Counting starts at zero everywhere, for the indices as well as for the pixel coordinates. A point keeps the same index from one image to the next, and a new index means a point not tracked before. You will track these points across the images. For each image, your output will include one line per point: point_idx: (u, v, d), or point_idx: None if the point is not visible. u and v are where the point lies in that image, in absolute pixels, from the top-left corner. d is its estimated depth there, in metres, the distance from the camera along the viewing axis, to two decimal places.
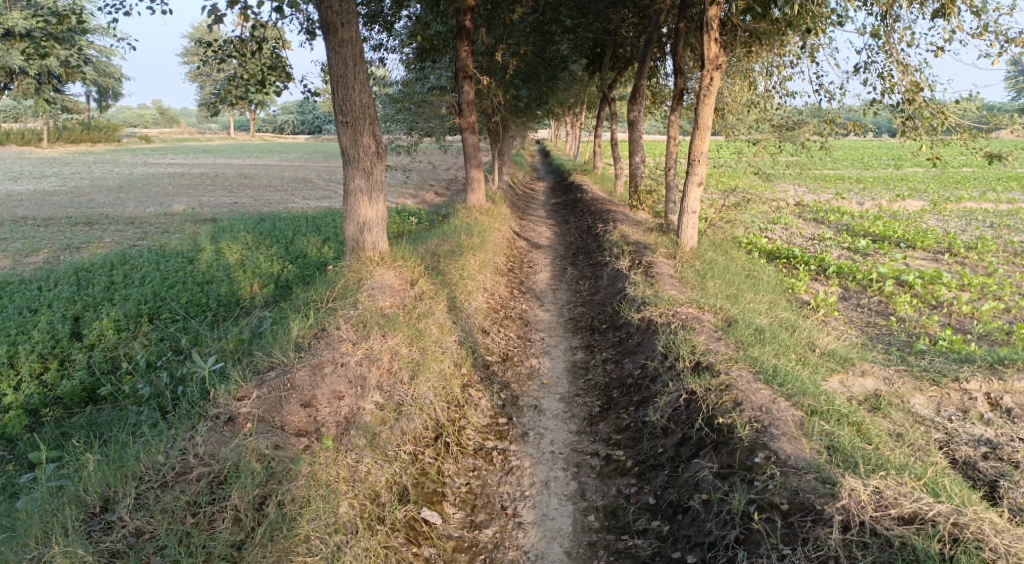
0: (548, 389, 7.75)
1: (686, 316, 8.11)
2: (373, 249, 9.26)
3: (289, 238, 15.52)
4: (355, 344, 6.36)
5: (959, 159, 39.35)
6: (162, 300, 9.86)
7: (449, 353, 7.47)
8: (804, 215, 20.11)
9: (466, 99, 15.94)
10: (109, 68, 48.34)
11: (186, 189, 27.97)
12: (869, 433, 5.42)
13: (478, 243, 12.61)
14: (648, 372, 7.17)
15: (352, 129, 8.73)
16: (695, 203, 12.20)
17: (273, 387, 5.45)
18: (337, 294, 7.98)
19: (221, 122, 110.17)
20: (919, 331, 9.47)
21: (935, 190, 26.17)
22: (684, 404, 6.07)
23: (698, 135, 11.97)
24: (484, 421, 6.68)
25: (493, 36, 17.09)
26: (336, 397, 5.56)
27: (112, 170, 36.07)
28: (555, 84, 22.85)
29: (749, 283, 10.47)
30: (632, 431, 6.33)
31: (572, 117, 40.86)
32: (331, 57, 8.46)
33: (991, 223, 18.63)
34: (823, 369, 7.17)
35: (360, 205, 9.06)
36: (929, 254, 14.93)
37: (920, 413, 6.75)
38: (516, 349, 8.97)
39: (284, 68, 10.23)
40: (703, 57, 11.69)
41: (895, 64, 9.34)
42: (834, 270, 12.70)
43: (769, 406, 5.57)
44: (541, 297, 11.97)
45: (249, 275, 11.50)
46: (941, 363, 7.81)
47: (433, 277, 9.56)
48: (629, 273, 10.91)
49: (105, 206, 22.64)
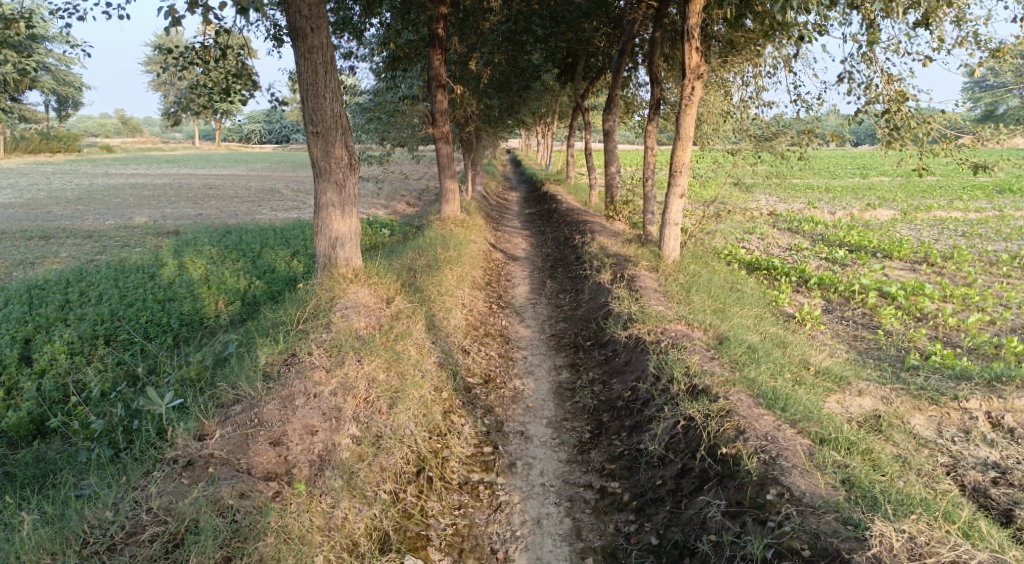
0: (534, 413, 7.34)
1: (676, 334, 7.78)
2: (346, 265, 8.77)
3: (257, 251, 14.93)
4: (327, 371, 5.88)
5: (924, 167, 40.06)
6: (119, 320, 9.26)
7: (428, 377, 7.02)
8: (779, 225, 20.10)
9: (439, 109, 15.53)
10: (67, 75, 46.83)
11: (149, 200, 27.04)
12: (880, 463, 5.16)
13: (455, 256, 12.18)
14: (639, 394, 6.81)
15: (323, 139, 8.27)
16: (677, 214, 11.91)
17: (237, 424, 4.96)
18: (308, 315, 7.48)
19: (184, 131, 107.90)
20: (907, 344, 9.30)
21: (903, 199, 26.50)
22: (683, 431, 5.72)
23: (680, 145, 11.69)
24: (468, 451, 6.25)
25: (466, 45, 16.75)
26: (309, 432, 5.09)
27: (72, 180, 34.89)
28: (527, 93, 22.58)
29: (735, 296, 10.22)
30: (627, 460, 5.96)
31: (543, 126, 40.71)
32: (301, 65, 8.02)
33: (963, 232, 18.81)
34: (821, 389, 6.91)
35: (333, 219, 8.57)
36: (907, 264, 14.94)
37: (922, 435, 6.54)
38: (497, 369, 8.54)
39: (249, 76, 9.71)
40: (684, 67, 11.42)
41: (877, 73, 9.20)
42: (815, 281, 12.56)
43: (774, 434, 5.25)
44: (521, 312, 11.57)
45: (214, 291, 10.92)
46: (937, 381, 7.63)
47: (410, 295, 9.10)
48: (612, 287, 10.57)
49: (62, 219, 21.70)
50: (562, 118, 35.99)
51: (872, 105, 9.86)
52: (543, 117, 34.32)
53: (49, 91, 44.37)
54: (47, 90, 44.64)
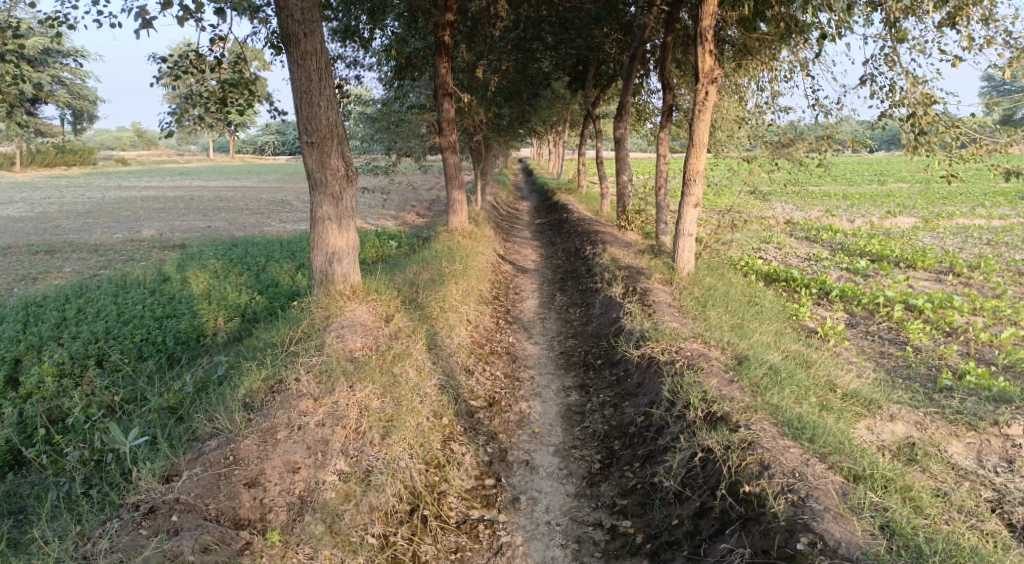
0: (540, 440, 6.87)
1: (691, 353, 7.29)
2: (344, 281, 8.35)
3: (261, 264, 14.62)
4: (315, 401, 5.48)
5: (944, 173, 39.26)
6: (114, 339, 8.93)
7: (426, 403, 6.59)
8: (796, 234, 19.53)
9: (445, 117, 15.14)
10: (82, 89, 47.15)
11: (159, 213, 26.89)
12: (921, 503, 4.65)
13: (461, 270, 11.74)
14: (653, 420, 6.32)
15: (318, 150, 7.89)
16: (691, 224, 11.37)
17: (210, 463, 4.58)
18: (299, 336, 7.07)
19: (199, 142, 108.49)
20: (938, 362, 8.75)
21: (923, 206, 25.77)
22: (701, 465, 5.23)
23: (693, 153, 11.18)
24: (467, 484, 5.79)
25: (473, 53, 16.38)
26: (290, 471, 4.73)
27: (86, 193, 34.92)
28: (538, 101, 22.16)
29: (753, 311, 9.69)
30: (640, 496, 5.49)
31: (555, 134, 40.32)
32: (294, 72, 7.66)
33: (988, 240, 18.12)
34: (850, 415, 6.39)
35: (330, 233, 8.17)
36: (932, 275, 14.32)
37: (960, 464, 6.03)
38: (503, 391, 8.08)
39: (247, 84, 9.41)
40: (697, 71, 10.92)
41: (900, 76, 8.63)
42: (837, 294, 11.99)
43: (803, 469, 4.76)
44: (529, 328, 11.11)
45: (214, 307, 10.58)
46: (975, 404, 7.08)
47: (411, 312, 8.67)
48: (624, 301, 10.10)
49: (70, 232, 21.56)
50: (574, 126, 35.57)
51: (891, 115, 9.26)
52: (554, 126, 33.96)
53: (64, 104, 44.71)
54: (62, 103, 44.98)
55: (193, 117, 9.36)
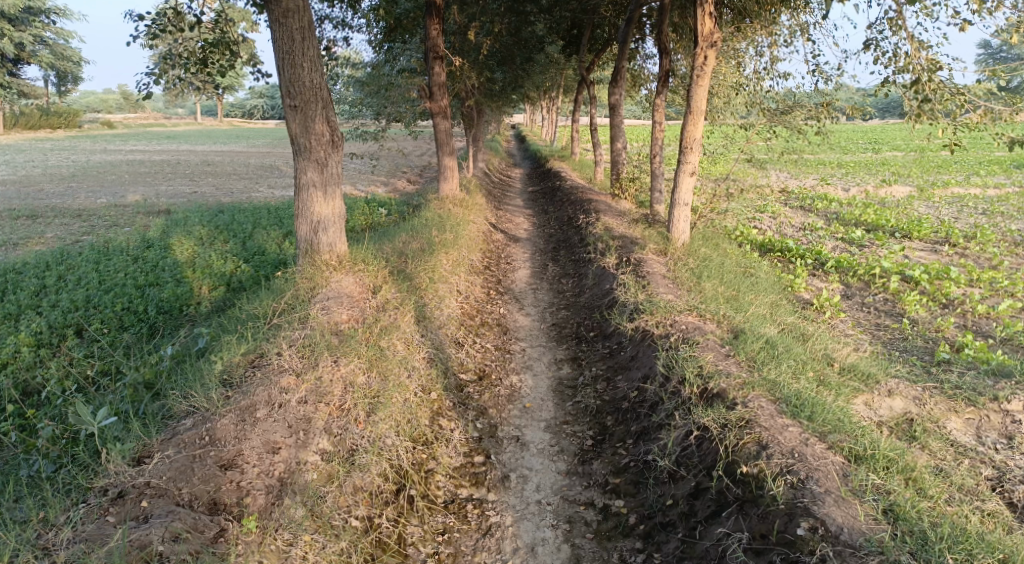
0: (531, 415, 6.70)
1: (686, 327, 7.10)
2: (330, 251, 8.07)
3: (248, 231, 14.29)
4: (297, 377, 5.28)
5: (940, 141, 38.92)
6: (94, 308, 8.68)
7: (414, 377, 6.40)
8: (790, 203, 19.29)
9: (436, 82, 14.71)
10: (66, 50, 46.04)
11: (144, 178, 26.29)
12: (923, 485, 4.53)
13: (451, 239, 11.45)
14: (646, 396, 6.17)
15: (302, 113, 7.54)
16: (687, 194, 11.08)
17: (183, 444, 4.40)
18: (282, 308, 6.84)
19: (187, 106, 106.68)
20: (935, 335, 8.63)
21: (918, 175, 25.53)
22: (696, 443, 5.09)
23: (690, 120, 10.84)
24: (456, 462, 5.63)
25: (465, 15, 15.86)
26: (269, 452, 4.56)
27: (70, 157, 34.13)
28: (531, 66, 21.64)
29: (748, 282, 9.49)
30: (633, 474, 5.36)
31: (548, 100, 39.69)
32: (274, 32, 7.30)
33: (984, 210, 17.96)
34: (848, 390, 6.26)
35: (314, 201, 7.87)
36: (928, 245, 14.17)
37: (958, 441, 5.93)
38: (493, 364, 7.90)
39: (227, 44, 8.95)
40: (696, 34, 10.53)
41: (904, 41, 8.22)
42: (833, 264, 11.80)
43: (802, 449, 4.62)
44: (520, 299, 10.89)
45: (198, 275, 10.31)
46: (973, 379, 6.96)
47: (399, 282, 8.42)
48: (617, 272, 9.89)
49: (53, 197, 21.04)
50: (567, 91, 34.96)
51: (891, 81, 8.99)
52: (547, 91, 33.32)
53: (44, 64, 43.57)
54: (44, 64, 43.91)
55: (179, 80, 9.11)
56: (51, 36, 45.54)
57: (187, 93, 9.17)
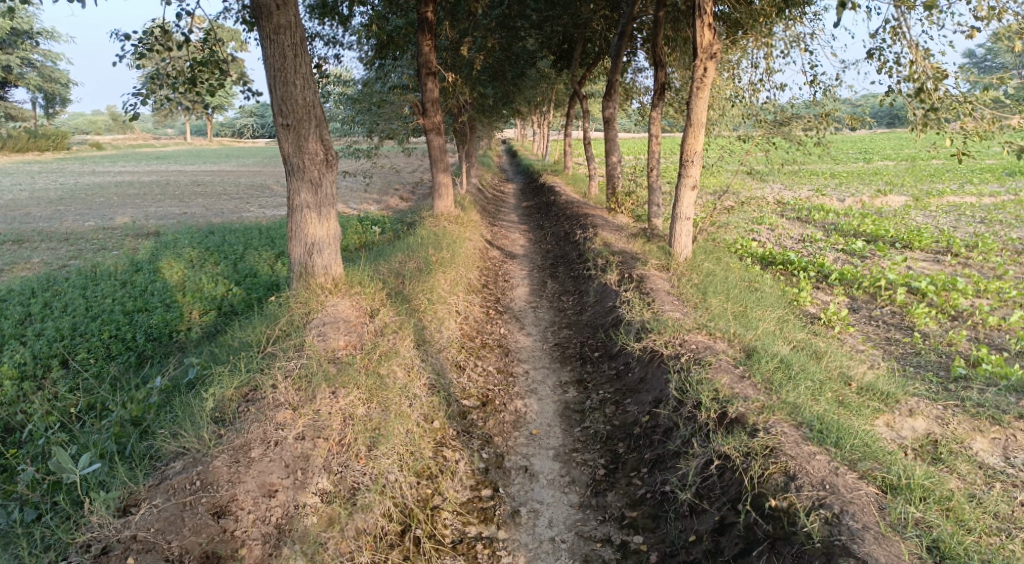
0: (538, 442, 6.42)
1: (697, 346, 6.84)
2: (325, 274, 7.78)
3: (239, 253, 13.99)
4: (295, 410, 5.00)
5: (930, 150, 39.03)
6: (80, 337, 8.36)
7: (416, 406, 6.12)
8: (787, 214, 19.17)
9: (429, 98, 14.54)
10: (54, 72, 45.85)
11: (133, 199, 25.95)
12: (962, 516, 4.29)
13: (448, 258, 11.18)
14: (660, 421, 5.90)
15: (295, 132, 7.30)
16: (689, 208, 10.86)
17: (173, 490, 4.11)
18: (277, 335, 6.55)
19: (176, 127, 106.36)
20: (948, 349, 8.40)
21: (912, 184, 25.50)
22: (717, 474, 4.86)
23: (690, 132, 10.65)
24: (462, 496, 5.35)
25: (456, 30, 15.73)
26: (265, 496, 4.28)
27: (58, 179, 33.73)
28: (522, 81, 21.53)
29: (755, 297, 9.25)
30: (651, 507, 5.12)
31: (540, 115, 39.64)
32: (265, 49, 7.06)
33: (982, 218, 17.85)
34: (869, 411, 6.03)
35: (309, 222, 7.60)
36: (929, 255, 14.00)
37: (986, 463, 5.68)
38: (496, 388, 7.61)
39: (216, 62, 8.74)
40: (695, 46, 10.40)
41: (907, 50, 8.00)
42: (836, 277, 11.58)
43: (832, 480, 4.42)
44: (521, 318, 10.61)
45: (189, 300, 10.00)
46: (994, 395, 6.73)
47: (397, 305, 8.13)
48: (619, 289, 9.64)
49: (40, 220, 20.67)
50: (558, 106, 34.90)
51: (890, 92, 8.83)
52: (538, 106, 33.24)
53: (32, 86, 43.32)
54: (32, 87, 43.67)
55: (170, 100, 8.85)
56: (39, 58, 45.34)
57: (178, 114, 8.91)
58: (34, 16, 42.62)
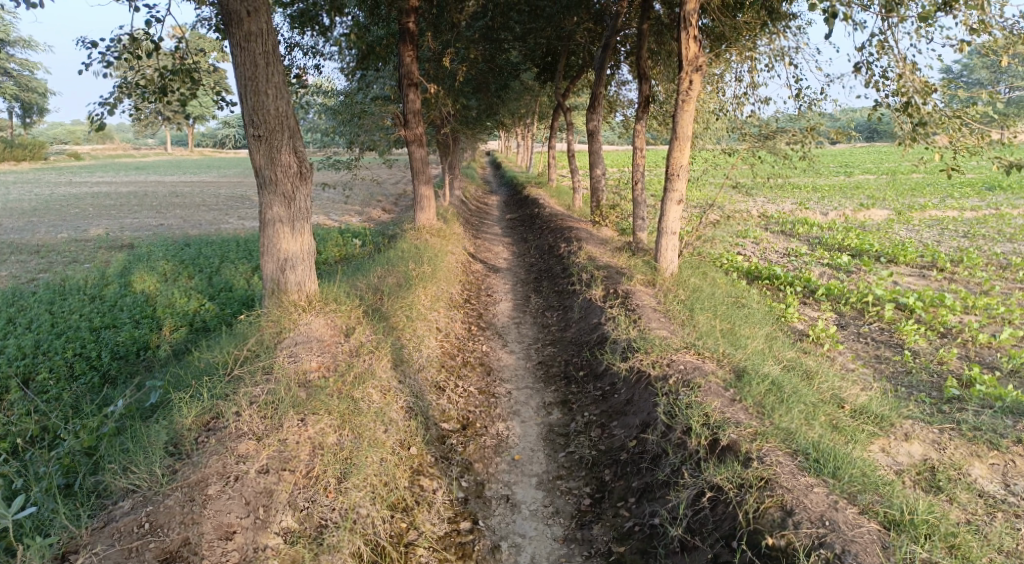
0: (521, 469, 6.12)
1: (685, 366, 6.57)
2: (298, 291, 7.44)
3: (215, 266, 13.60)
4: (259, 441, 4.74)
5: (911, 164, 39.28)
6: (41, 357, 7.96)
7: (392, 432, 5.80)
8: (771, 228, 19.09)
9: (411, 109, 14.28)
10: (31, 81, 45.12)
11: (109, 210, 25.36)
12: (969, 555, 4.11)
13: (429, 272, 10.88)
14: (648, 447, 5.62)
15: (266, 143, 6.99)
16: (674, 222, 10.63)
17: (118, 535, 3.90)
18: (245, 356, 6.21)
19: (156, 136, 105.31)
20: (940, 368, 8.22)
21: (894, 197, 25.54)
22: (710, 507, 4.64)
23: (676, 146, 10.45)
24: (439, 530, 5.06)
25: (439, 42, 15.49)
26: (222, 539, 4.07)
27: (33, 189, 32.99)
28: (507, 93, 21.34)
29: (743, 313, 9.03)
30: (639, 541, 4.88)
31: (524, 127, 39.52)
32: (236, 56, 6.76)
33: (965, 232, 17.86)
34: (864, 436, 5.81)
35: (282, 237, 7.27)
36: (915, 270, 13.88)
37: (986, 491, 5.47)
38: (477, 410, 7.29)
39: (187, 71, 8.33)
40: (680, 58, 10.23)
41: (895, 64, 7.83)
42: (823, 292, 11.41)
43: (831, 515, 4.26)
44: (503, 334, 10.31)
45: (159, 316, 9.60)
46: (990, 418, 6.54)
47: (375, 322, 7.79)
48: (605, 305, 9.39)
49: (11, 232, 20.08)
50: (542, 117, 34.76)
51: (877, 106, 8.69)
52: (522, 118, 33.07)
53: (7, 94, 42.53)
54: (7, 95, 42.86)
55: (151, 112, 8.67)
56: (15, 67, 44.61)
57: (159, 126, 8.72)
58: (9, 23, 41.90)
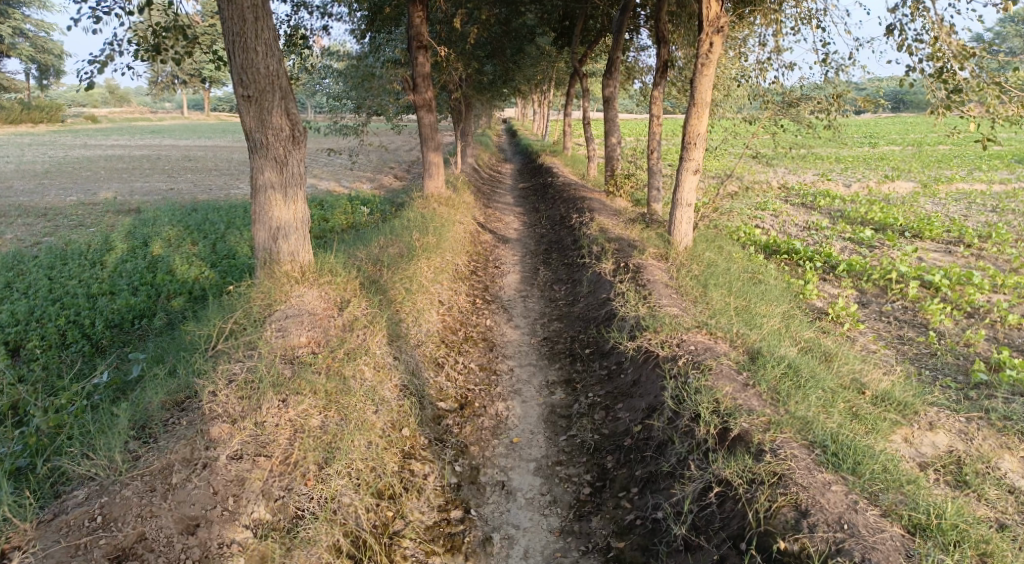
0: (518, 452, 5.80)
1: (696, 347, 6.19)
2: (291, 261, 7.09)
3: (220, 232, 13.33)
4: (234, 424, 4.57)
5: (936, 136, 38.13)
6: (33, 325, 7.69)
7: (383, 412, 5.49)
8: (791, 200, 18.47)
9: (420, 73, 13.73)
10: (48, 43, 44.81)
11: (120, 174, 25.11)
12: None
13: (434, 242, 10.49)
14: (652, 434, 5.26)
15: (256, 105, 6.60)
16: (690, 192, 10.10)
17: (66, 529, 3.74)
18: (231, 330, 5.89)
19: (176, 101, 105.53)
20: (967, 350, 7.77)
21: (920, 169, 24.64)
22: (716, 503, 4.32)
23: (694, 112, 9.88)
24: (427, 519, 4.80)
25: (451, 3, 14.89)
26: (183, 534, 3.92)
27: (48, 152, 32.86)
28: (523, 58, 20.68)
29: (759, 290, 8.58)
30: (639, 536, 4.57)
31: (540, 94, 38.69)
32: (222, 10, 6.33)
33: (993, 207, 17.15)
34: (887, 426, 5.41)
35: (273, 205, 6.91)
36: (941, 246, 13.30)
37: (1017, 487, 5.08)
38: (477, 388, 6.98)
39: (180, 27, 7.79)
40: (700, 18, 9.59)
41: (932, 25, 7.26)
42: (844, 268, 10.90)
43: (850, 517, 3.92)
44: (509, 308, 9.96)
45: (157, 284, 9.32)
46: (1021, 406, 6.12)
47: (372, 295, 7.45)
48: (614, 279, 8.97)
49: (21, 194, 19.88)
50: (559, 84, 33.91)
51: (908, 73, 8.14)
52: (538, 84, 32.27)
53: (22, 55, 42.25)
54: (23, 57, 42.60)
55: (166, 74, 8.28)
56: (31, 28, 44.32)
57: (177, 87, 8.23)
58: None
